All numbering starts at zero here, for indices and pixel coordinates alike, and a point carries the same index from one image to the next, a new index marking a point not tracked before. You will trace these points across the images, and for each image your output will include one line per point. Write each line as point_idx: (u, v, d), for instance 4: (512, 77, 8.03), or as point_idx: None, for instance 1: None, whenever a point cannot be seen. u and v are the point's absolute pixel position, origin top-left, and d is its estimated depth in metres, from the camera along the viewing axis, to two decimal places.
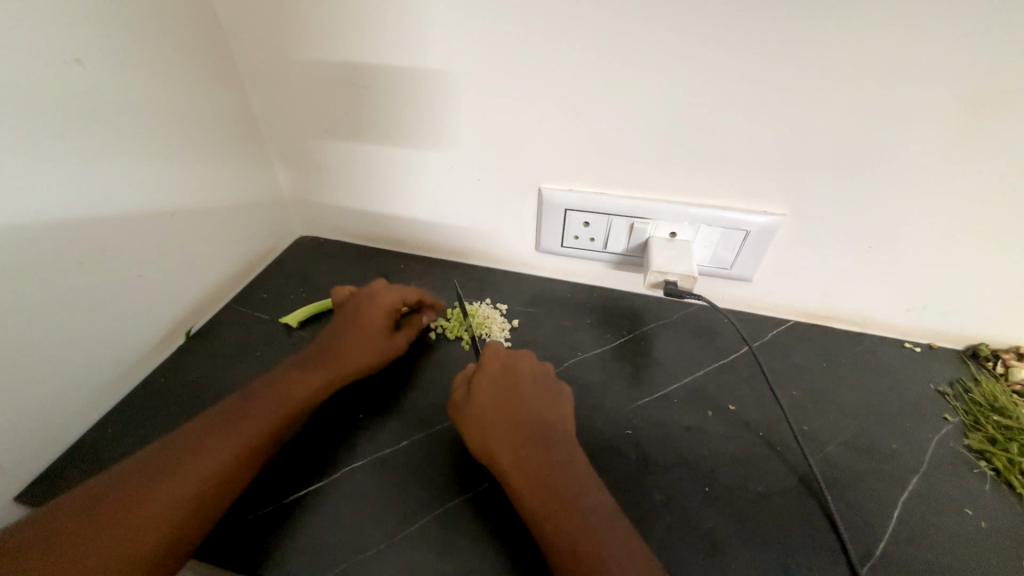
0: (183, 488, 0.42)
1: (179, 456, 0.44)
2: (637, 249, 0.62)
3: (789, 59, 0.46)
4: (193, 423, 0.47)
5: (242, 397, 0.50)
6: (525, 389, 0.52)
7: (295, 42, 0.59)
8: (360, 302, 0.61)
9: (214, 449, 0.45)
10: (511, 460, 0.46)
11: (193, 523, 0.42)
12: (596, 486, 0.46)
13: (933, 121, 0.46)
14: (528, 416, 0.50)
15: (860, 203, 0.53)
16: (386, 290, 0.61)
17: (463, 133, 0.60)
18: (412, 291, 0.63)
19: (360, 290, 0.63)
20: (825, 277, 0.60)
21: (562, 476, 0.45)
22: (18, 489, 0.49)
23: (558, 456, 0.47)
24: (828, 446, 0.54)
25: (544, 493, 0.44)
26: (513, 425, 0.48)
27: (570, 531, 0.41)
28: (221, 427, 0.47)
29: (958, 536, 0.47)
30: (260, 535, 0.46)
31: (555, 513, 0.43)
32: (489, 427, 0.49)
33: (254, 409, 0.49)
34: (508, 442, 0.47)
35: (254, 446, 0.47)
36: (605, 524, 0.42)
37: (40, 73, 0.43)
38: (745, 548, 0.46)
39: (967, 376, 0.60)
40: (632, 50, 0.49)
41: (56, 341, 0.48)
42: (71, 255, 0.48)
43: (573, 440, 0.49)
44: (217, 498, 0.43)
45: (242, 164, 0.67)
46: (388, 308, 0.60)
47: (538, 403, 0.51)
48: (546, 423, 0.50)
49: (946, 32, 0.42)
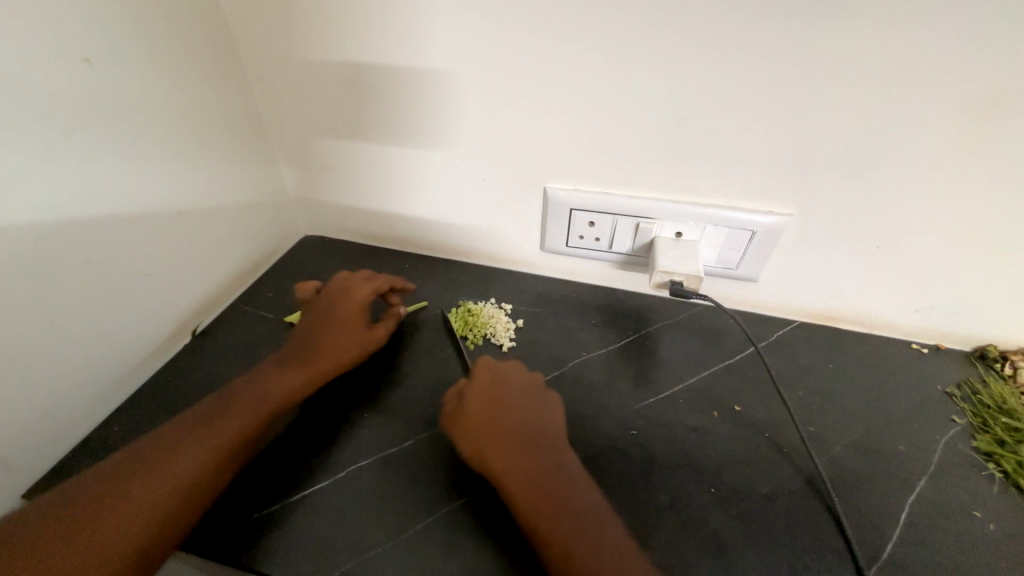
0: (160, 489, 0.42)
1: (157, 456, 0.44)
2: (643, 249, 0.62)
3: (794, 60, 0.46)
4: (173, 424, 0.47)
5: (221, 395, 0.50)
6: (515, 399, 0.52)
7: (299, 43, 0.59)
8: (333, 298, 0.60)
9: (193, 449, 0.45)
10: (505, 466, 0.46)
11: (172, 524, 0.41)
12: (586, 487, 0.46)
13: (940, 120, 0.46)
14: (519, 425, 0.49)
15: (866, 203, 0.53)
16: (358, 284, 0.62)
17: (465, 133, 0.60)
18: (385, 279, 0.63)
19: (332, 285, 0.62)
20: (831, 277, 0.60)
21: (555, 482, 0.45)
22: (27, 485, 0.50)
23: (550, 460, 0.47)
24: (834, 447, 0.54)
25: (538, 498, 0.44)
26: (506, 434, 0.48)
27: (564, 537, 0.41)
28: (200, 428, 0.47)
29: (966, 538, 0.47)
30: (252, 534, 0.46)
31: (549, 516, 0.42)
32: (483, 434, 0.48)
33: (233, 407, 0.49)
34: (502, 450, 0.47)
35: (232, 446, 0.47)
36: (598, 526, 0.42)
37: (47, 75, 0.43)
38: (751, 551, 0.45)
39: (975, 378, 0.60)
40: (636, 49, 0.49)
41: (63, 343, 0.49)
42: (79, 254, 0.48)
43: (565, 444, 0.49)
44: (197, 497, 0.43)
45: (247, 164, 0.67)
46: (363, 301, 0.60)
47: (529, 410, 0.51)
48: (538, 431, 0.49)
49: (951, 34, 0.42)
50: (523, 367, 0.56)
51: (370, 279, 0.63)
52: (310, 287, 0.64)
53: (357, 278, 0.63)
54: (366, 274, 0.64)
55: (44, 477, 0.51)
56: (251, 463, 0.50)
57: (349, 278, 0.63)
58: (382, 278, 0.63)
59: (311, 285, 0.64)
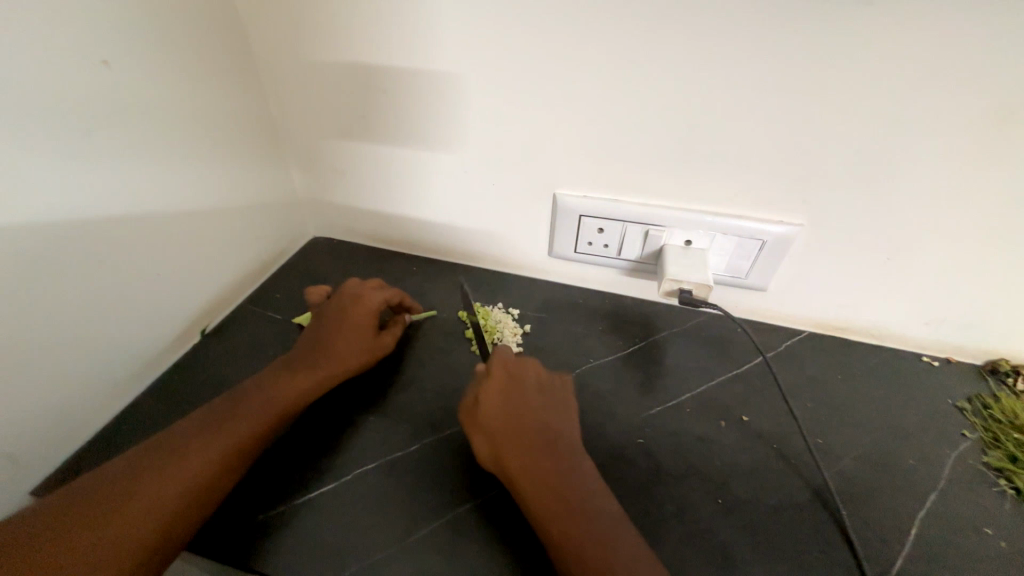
0: (169, 490, 0.42)
1: (166, 457, 0.44)
2: (651, 257, 0.62)
3: (808, 69, 0.46)
4: (183, 424, 0.47)
5: (228, 398, 0.50)
6: (536, 400, 0.51)
7: (313, 43, 0.59)
8: (343, 303, 0.60)
9: (202, 452, 0.45)
10: (520, 464, 0.46)
11: (181, 525, 0.42)
12: (598, 489, 0.45)
13: (948, 130, 0.46)
14: (539, 426, 0.49)
15: (879, 213, 0.52)
16: (368, 290, 0.61)
17: (474, 136, 0.60)
18: (394, 291, 0.63)
19: (344, 289, 0.62)
20: (843, 287, 0.60)
21: (573, 486, 0.44)
22: (35, 483, 0.50)
23: (565, 464, 0.46)
24: (843, 460, 0.53)
25: (551, 499, 0.43)
26: (528, 434, 0.48)
27: (579, 538, 0.41)
28: (209, 430, 0.47)
29: (976, 555, 0.46)
30: (254, 535, 0.46)
31: (562, 516, 0.42)
32: (502, 430, 0.48)
33: (241, 410, 0.49)
34: (522, 448, 0.47)
35: (243, 448, 0.47)
36: (611, 528, 0.42)
37: (67, 75, 0.44)
38: (758, 564, 0.45)
39: (986, 393, 0.59)
40: (651, 54, 0.49)
41: (74, 338, 0.49)
42: (92, 253, 0.49)
43: (580, 446, 0.49)
44: (206, 498, 0.43)
45: (259, 164, 0.67)
46: (372, 310, 0.60)
47: (546, 411, 0.50)
48: (558, 433, 0.49)
49: (968, 45, 0.41)
50: (540, 367, 0.55)
51: (381, 288, 0.63)
52: (319, 292, 0.64)
53: (369, 285, 0.63)
54: (377, 282, 0.64)
55: (53, 475, 0.51)
56: (257, 466, 0.50)
57: (360, 284, 0.62)
58: (393, 290, 0.63)
59: (322, 290, 0.65)
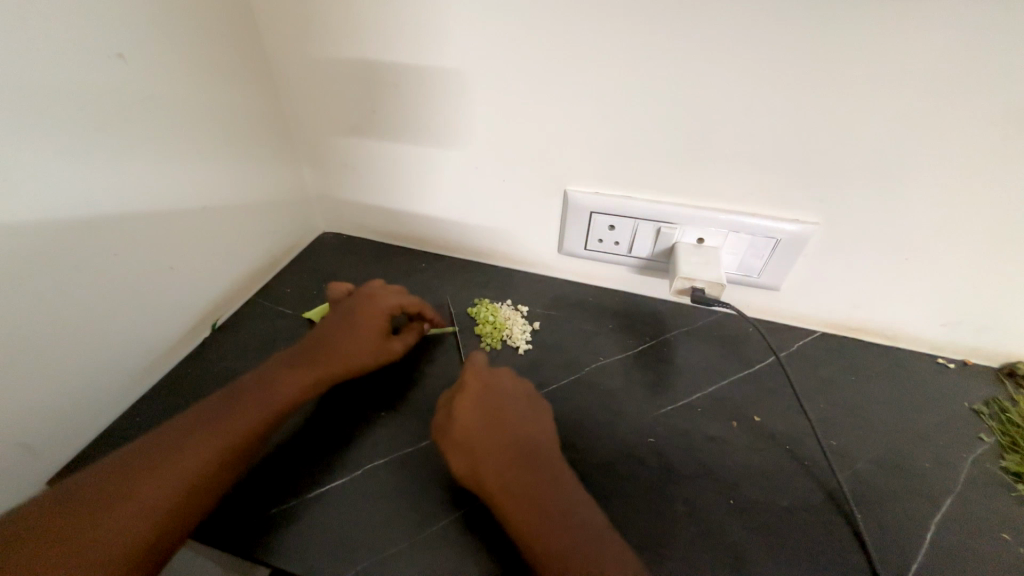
0: (168, 484, 0.42)
1: (164, 451, 0.44)
2: (663, 255, 0.61)
3: (826, 67, 0.45)
4: (183, 418, 0.47)
5: (229, 392, 0.50)
6: (512, 411, 0.51)
7: (325, 41, 0.59)
8: (359, 303, 0.60)
9: (201, 446, 0.45)
10: (495, 481, 0.45)
11: (180, 518, 0.42)
12: (579, 499, 0.44)
13: (968, 130, 0.45)
14: (515, 439, 0.48)
15: (896, 214, 0.52)
16: (384, 293, 0.61)
17: (484, 133, 0.60)
18: (414, 300, 0.62)
19: (363, 288, 0.62)
20: (858, 287, 0.59)
21: (552, 499, 0.44)
22: (50, 472, 0.51)
23: (542, 477, 0.45)
24: (857, 462, 0.53)
25: (530, 514, 0.43)
26: (502, 447, 0.47)
27: (559, 554, 0.40)
28: (209, 425, 0.46)
29: (994, 560, 0.45)
30: (253, 527, 0.46)
31: (542, 532, 0.41)
32: (476, 445, 0.48)
33: (241, 405, 0.49)
34: (498, 462, 0.46)
35: (242, 443, 0.47)
36: (593, 540, 0.41)
37: (82, 71, 0.44)
38: (771, 566, 0.45)
39: (1003, 396, 0.58)
40: (668, 50, 0.48)
41: (94, 331, 0.50)
42: (108, 248, 0.49)
43: (556, 457, 0.48)
44: (205, 492, 0.43)
45: (270, 161, 0.67)
46: (385, 312, 0.59)
47: (521, 424, 0.50)
48: (535, 445, 0.48)
49: (993, 43, 0.40)
50: (514, 376, 0.55)
51: (401, 294, 0.62)
52: (342, 287, 0.64)
53: (390, 289, 0.62)
54: (398, 288, 0.63)
55: (68, 464, 0.52)
56: (259, 460, 0.50)
57: (380, 287, 0.63)
58: (413, 298, 0.62)
59: (344, 285, 0.64)
